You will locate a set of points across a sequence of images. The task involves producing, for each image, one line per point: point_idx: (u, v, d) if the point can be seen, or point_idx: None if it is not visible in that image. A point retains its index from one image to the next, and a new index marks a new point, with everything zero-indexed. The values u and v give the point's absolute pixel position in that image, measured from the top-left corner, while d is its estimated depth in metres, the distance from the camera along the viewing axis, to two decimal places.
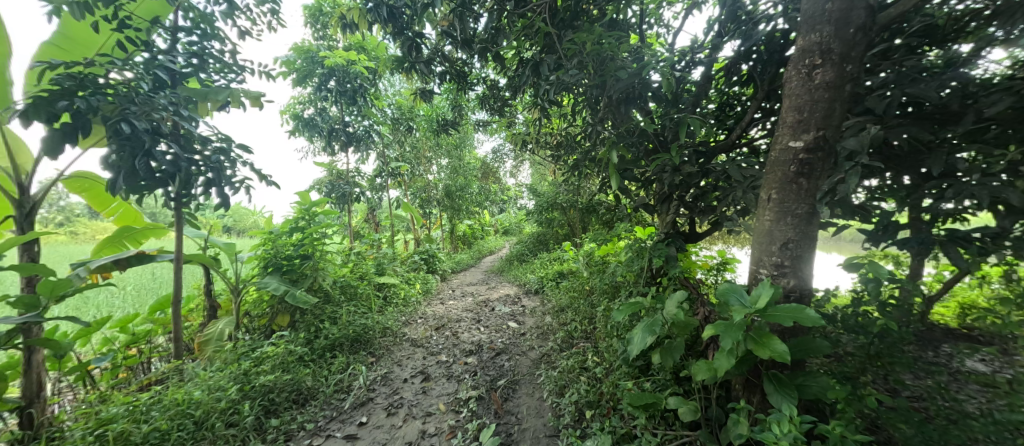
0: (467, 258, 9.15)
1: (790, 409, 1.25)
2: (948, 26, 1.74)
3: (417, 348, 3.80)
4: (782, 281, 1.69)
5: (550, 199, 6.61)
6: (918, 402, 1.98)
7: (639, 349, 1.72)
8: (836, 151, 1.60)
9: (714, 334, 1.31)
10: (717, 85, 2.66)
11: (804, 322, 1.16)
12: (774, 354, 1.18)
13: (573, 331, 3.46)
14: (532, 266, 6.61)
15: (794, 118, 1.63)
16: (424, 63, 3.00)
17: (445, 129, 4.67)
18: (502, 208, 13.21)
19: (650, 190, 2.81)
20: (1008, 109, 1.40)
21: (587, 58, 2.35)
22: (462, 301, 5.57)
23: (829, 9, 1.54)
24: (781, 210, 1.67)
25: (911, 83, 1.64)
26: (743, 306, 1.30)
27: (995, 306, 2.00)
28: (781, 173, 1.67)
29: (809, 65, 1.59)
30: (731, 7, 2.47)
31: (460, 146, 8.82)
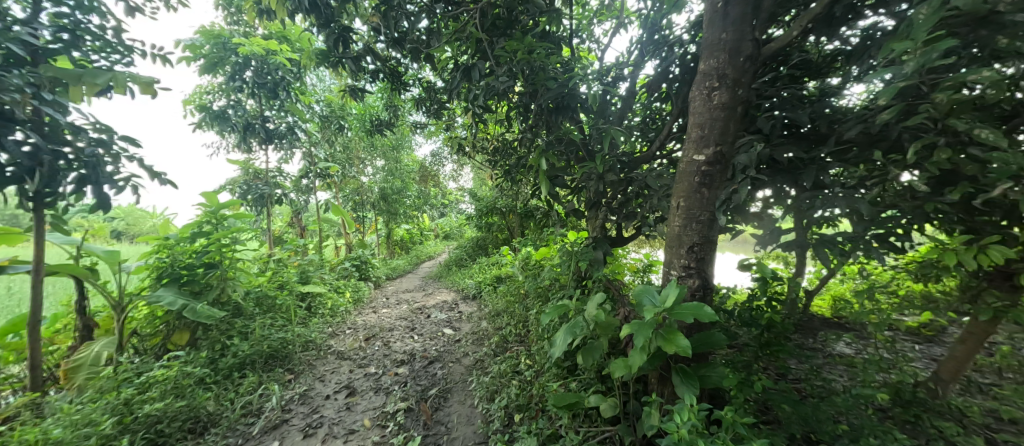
0: (403, 263, 8.83)
1: (692, 399, 1.37)
2: (818, 62, 2.06)
3: (343, 361, 3.57)
4: (690, 281, 1.85)
5: (489, 204, 6.63)
6: (798, 383, 2.28)
7: (562, 351, 1.78)
8: (731, 165, 1.80)
9: (629, 333, 1.39)
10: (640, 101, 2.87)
11: (702, 318, 1.26)
12: (678, 350, 1.27)
13: (507, 335, 3.48)
14: (470, 271, 6.56)
15: (697, 133, 1.81)
16: (356, 59, 2.85)
17: (378, 129, 4.46)
18: (443, 212, 13.00)
19: (579, 196, 2.94)
20: (858, 133, 1.67)
21: (518, 67, 2.39)
22: (396, 309, 5.35)
23: (724, 39, 1.74)
24: (688, 216, 1.84)
25: (792, 108, 1.90)
26: (654, 305, 1.39)
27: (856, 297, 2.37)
28: (687, 183, 1.84)
29: (709, 87, 1.78)
30: (651, 30, 2.69)
31: (397, 148, 8.54)
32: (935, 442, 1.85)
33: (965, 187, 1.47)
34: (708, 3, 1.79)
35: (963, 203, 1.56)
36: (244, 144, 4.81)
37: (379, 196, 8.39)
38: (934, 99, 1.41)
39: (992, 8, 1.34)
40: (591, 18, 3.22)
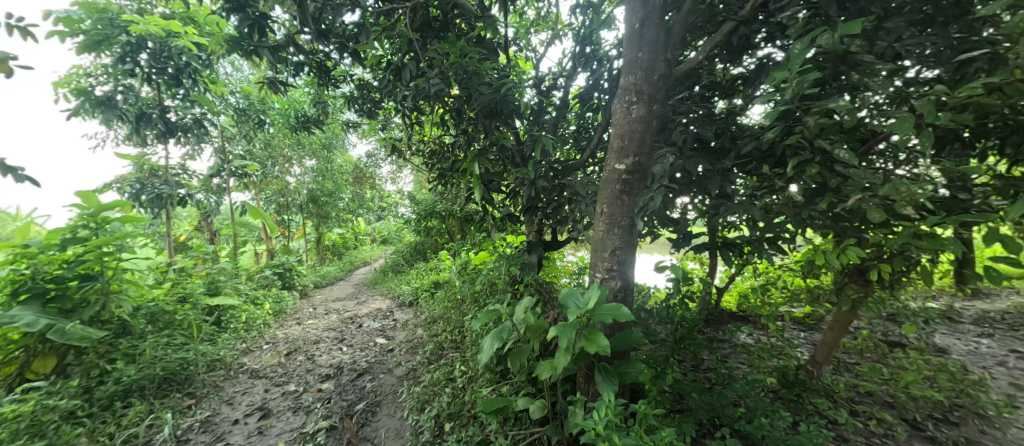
0: (333, 270, 8.25)
1: (611, 395, 1.43)
2: (724, 84, 2.30)
3: (258, 380, 3.24)
4: (612, 282, 1.96)
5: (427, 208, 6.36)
6: (707, 373, 2.52)
7: (488, 356, 1.78)
8: (648, 174, 1.95)
9: (554, 335, 1.44)
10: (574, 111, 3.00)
11: (620, 318, 1.33)
12: (599, 349, 1.33)
13: (443, 342, 3.40)
14: (407, 277, 6.32)
15: (618, 144, 1.93)
16: (275, 50, 2.61)
17: (304, 127, 4.13)
18: (379, 216, 12.41)
19: (514, 202, 2.97)
20: (752, 148, 1.90)
21: (450, 71, 2.35)
22: (324, 320, 4.98)
23: (642, 57, 1.88)
24: (611, 221, 1.94)
25: (701, 125, 2.10)
26: (578, 307, 1.45)
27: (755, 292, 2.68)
28: (610, 190, 1.95)
29: (628, 101, 1.91)
30: (583, 43, 2.81)
31: (328, 147, 8.01)
32: (813, 416, 2.21)
33: (831, 198, 1.74)
34: (628, 24, 1.93)
35: (830, 211, 1.84)
36: (137, 136, 4.17)
37: (307, 198, 7.89)
38: (807, 122, 1.65)
39: (848, 48, 1.60)
40: (529, 27, 3.30)
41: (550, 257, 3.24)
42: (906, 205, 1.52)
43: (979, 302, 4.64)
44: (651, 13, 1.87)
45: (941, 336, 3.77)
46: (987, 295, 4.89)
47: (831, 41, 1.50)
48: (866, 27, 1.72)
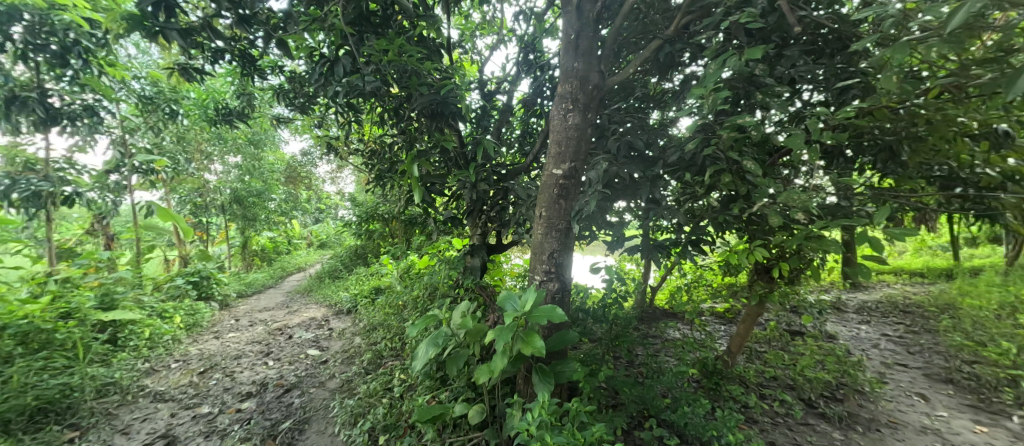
0: (261, 276, 7.57)
1: (546, 395, 1.46)
2: (654, 97, 2.46)
3: (163, 404, 2.87)
4: (550, 284, 2.00)
5: (367, 211, 5.90)
6: (639, 368, 2.67)
7: (424, 363, 1.73)
8: (584, 179, 2.03)
9: (491, 338, 1.44)
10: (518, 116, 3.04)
11: (554, 319, 1.35)
12: (534, 351, 1.34)
13: (382, 350, 3.25)
14: (346, 283, 5.97)
15: (556, 149, 1.98)
16: (186, 33, 2.32)
17: (225, 120, 3.74)
18: (315, 218, 11.61)
19: (457, 205, 2.94)
20: (676, 158, 2.05)
21: (386, 68, 2.25)
22: (248, 332, 4.54)
23: (576, 67, 1.96)
24: (549, 225, 1.99)
25: (633, 133, 2.23)
26: (515, 309, 1.46)
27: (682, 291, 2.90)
28: (548, 194, 1.99)
29: (564, 109, 1.98)
30: (526, 50, 2.85)
31: (255, 143, 7.33)
32: (728, 401, 2.48)
33: (741, 204, 1.93)
34: (564, 35, 2.00)
35: (741, 216, 2.04)
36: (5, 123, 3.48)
37: (231, 199, 7.27)
38: (722, 135, 1.82)
39: (753, 71, 1.80)
40: (474, 30, 3.28)
41: (494, 260, 3.24)
42: (799, 211, 1.74)
43: (860, 294, 5.46)
44: (586, 26, 1.95)
45: (832, 324, 4.36)
46: (867, 288, 5.74)
47: (739, 63, 1.67)
48: (770, 53, 1.95)
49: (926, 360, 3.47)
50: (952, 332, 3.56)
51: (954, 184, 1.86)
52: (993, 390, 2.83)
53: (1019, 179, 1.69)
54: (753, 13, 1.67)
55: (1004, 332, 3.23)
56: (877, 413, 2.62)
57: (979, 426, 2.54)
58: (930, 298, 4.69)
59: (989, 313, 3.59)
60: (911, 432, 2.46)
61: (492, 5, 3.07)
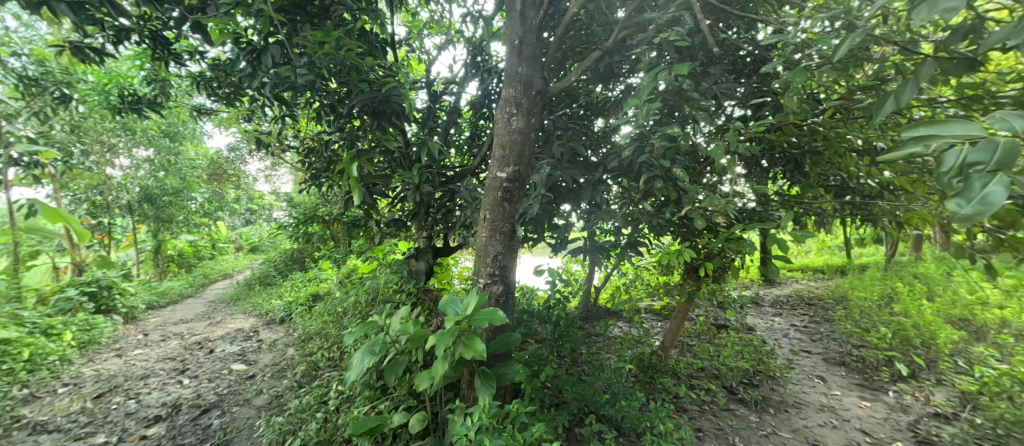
0: (178, 285, 6.78)
1: (488, 399, 1.45)
2: (597, 105, 2.56)
3: (44, 437, 2.45)
4: (494, 287, 2.00)
5: (306, 211, 5.23)
6: (582, 367, 2.76)
7: (359, 373, 1.65)
8: (528, 183, 2.05)
9: (432, 344, 1.40)
10: (467, 118, 3.01)
11: (495, 322, 1.35)
12: (476, 355, 1.33)
13: (317, 361, 3.05)
14: (279, 290, 5.53)
15: (500, 152, 1.99)
16: (78, 6, 2.00)
17: (132, 108, 3.29)
18: (245, 219, 10.65)
19: (401, 207, 2.84)
20: (614, 164, 2.15)
21: (320, 62, 2.10)
22: (159, 348, 4.03)
23: (520, 72, 1.99)
24: (493, 228, 1.99)
25: (575, 139, 2.31)
26: (457, 313, 1.44)
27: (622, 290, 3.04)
28: (492, 197, 1.99)
29: (508, 113, 2.00)
30: (474, 52, 2.83)
31: (171, 136, 6.55)
32: (661, 393, 2.65)
33: (673, 209, 2.07)
34: (508, 40, 2.02)
35: (673, 220, 2.19)
36: None
37: (140, 197, 6.49)
38: (656, 144, 1.94)
39: (682, 86, 1.94)
40: (421, 28, 3.20)
41: (441, 263, 3.17)
42: (720, 215, 1.90)
43: (775, 289, 6.11)
44: (528, 32, 1.99)
45: (752, 317, 4.82)
46: (780, 283, 6.44)
47: (669, 77, 1.80)
48: (697, 70, 2.11)
49: (824, 346, 3.96)
50: (844, 320, 4.10)
51: (844, 192, 2.15)
52: (874, 370, 3.29)
53: (893, 189, 1.98)
54: (681, 32, 1.81)
55: (882, 320, 3.78)
56: (786, 395, 2.95)
57: (863, 402, 2.95)
58: (829, 291, 5.37)
59: (871, 303, 4.19)
60: (812, 411, 2.80)
61: (440, 4, 3.01)
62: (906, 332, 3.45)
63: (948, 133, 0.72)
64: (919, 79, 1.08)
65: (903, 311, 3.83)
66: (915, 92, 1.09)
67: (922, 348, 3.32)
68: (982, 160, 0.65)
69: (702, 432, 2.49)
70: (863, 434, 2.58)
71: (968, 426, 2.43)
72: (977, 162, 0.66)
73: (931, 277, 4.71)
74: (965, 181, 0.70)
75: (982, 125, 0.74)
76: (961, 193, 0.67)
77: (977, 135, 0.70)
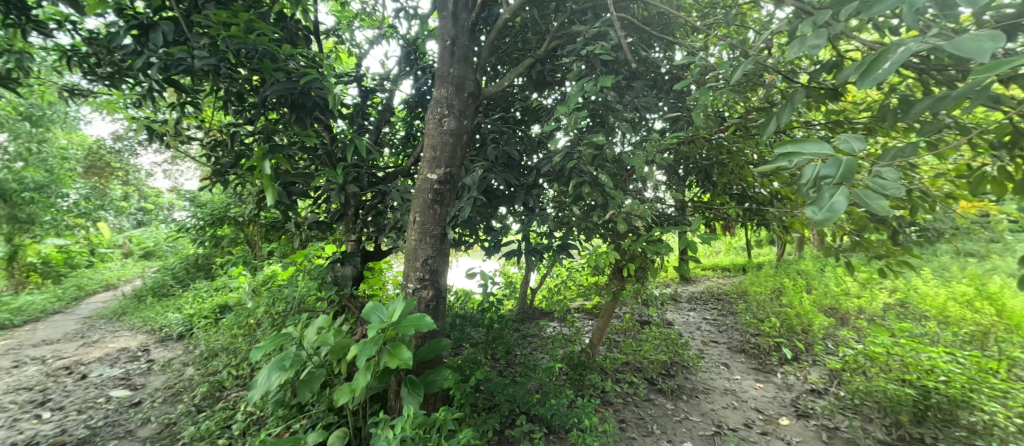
0: (39, 299, 5.62)
1: (414, 409, 1.40)
2: (532, 111, 2.61)
3: None
4: (423, 292, 1.94)
5: (216, 211, 4.65)
6: (515, 368, 2.78)
7: (266, 392, 1.49)
8: (459, 185, 2.03)
9: (353, 354, 1.32)
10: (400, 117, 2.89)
11: (422, 328, 1.31)
12: (401, 363, 1.27)
13: (222, 381, 2.71)
14: (178, 301, 4.83)
15: (430, 153, 1.95)
16: None
17: None
18: (136, 220, 9.16)
19: (325, 208, 2.64)
20: (546, 169, 2.21)
21: (226, 46, 1.87)
22: (9, 377, 3.30)
23: (452, 73, 1.97)
24: (423, 231, 1.94)
25: (509, 144, 2.33)
26: (381, 321, 1.37)
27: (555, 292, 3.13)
28: (422, 199, 1.94)
29: (440, 113, 1.96)
30: (408, 49, 2.71)
31: (34, 120, 5.44)
32: (589, 388, 2.77)
33: (600, 214, 2.17)
34: (440, 39, 1.99)
35: (599, 224, 2.30)
36: None
37: None
38: (584, 151, 2.03)
39: (608, 98, 2.05)
40: (351, 19, 3.01)
41: (371, 268, 3.05)
42: (639, 219, 2.05)
43: (690, 286, 6.73)
44: (461, 33, 1.98)
45: (671, 313, 5.26)
46: (694, 281, 7.12)
47: (594, 89, 1.90)
48: (623, 84, 2.25)
49: (729, 336, 4.45)
50: (745, 313, 4.64)
51: (744, 200, 2.44)
52: (767, 355, 3.77)
53: (780, 198, 2.29)
54: (605, 47, 1.92)
55: (773, 311, 4.35)
56: (696, 382, 3.26)
57: (758, 384, 3.37)
58: (733, 287, 6.04)
59: (766, 297, 4.80)
60: (717, 394, 3.13)
61: None
62: (790, 320, 4.01)
63: (808, 151, 0.84)
64: (793, 104, 1.28)
65: (789, 303, 4.44)
66: (790, 115, 1.29)
67: (802, 334, 3.88)
68: (830, 174, 0.78)
69: (625, 422, 2.66)
70: (757, 412, 2.95)
71: (834, 398, 2.89)
72: (827, 175, 0.78)
73: (810, 272, 5.53)
74: (818, 192, 0.82)
75: (833, 145, 0.87)
76: (815, 202, 0.78)
77: (827, 153, 0.83)
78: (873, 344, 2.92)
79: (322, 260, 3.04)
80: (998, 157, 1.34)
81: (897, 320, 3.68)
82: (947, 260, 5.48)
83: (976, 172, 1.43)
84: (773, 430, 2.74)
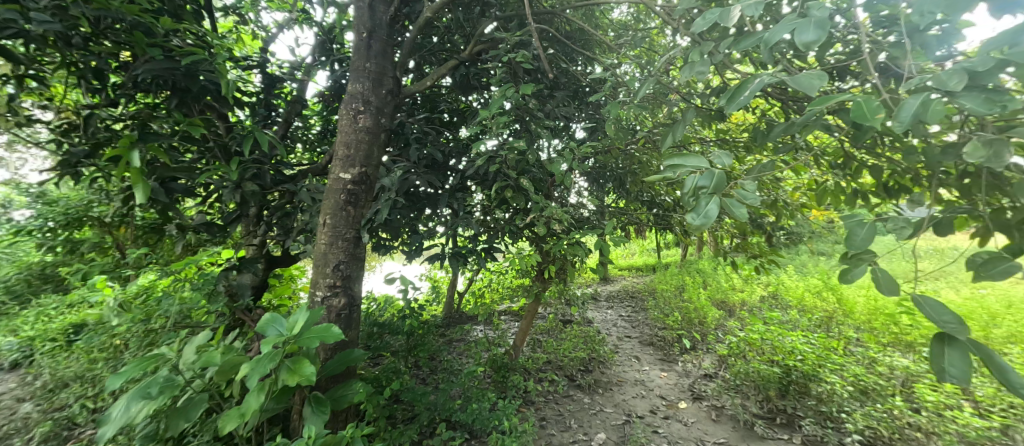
0: None
1: (318, 429, 1.28)
2: (459, 112, 2.58)
3: None
4: (334, 300, 1.80)
5: (72, 211, 3.65)
6: (437, 375, 2.71)
7: (125, 427, 1.25)
8: (376, 186, 1.93)
9: (244, 374, 1.17)
10: (312, 110, 2.65)
11: (328, 340, 1.21)
12: (302, 380, 1.15)
13: (73, 416, 2.24)
14: (15, 321, 3.89)
15: (343, 152, 1.82)
16: None
17: None
18: None
19: (218, 208, 2.32)
20: (469, 172, 2.19)
21: (78, 11, 1.54)
22: None
23: (369, 68, 1.86)
24: (334, 235, 1.80)
25: (432, 145, 2.28)
26: (279, 334, 1.23)
27: (481, 295, 3.12)
28: (333, 200, 1.80)
29: (354, 110, 1.84)
30: (323, 38, 2.49)
31: None
32: (513, 390, 2.81)
33: (521, 218, 2.22)
34: (355, 31, 1.88)
35: (522, 228, 2.35)
36: None
37: None
38: (506, 156, 2.05)
39: (531, 106, 2.11)
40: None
41: (280, 276, 2.83)
42: (558, 223, 2.13)
43: (608, 285, 7.21)
44: (378, 27, 1.89)
45: (591, 311, 5.58)
46: (612, 280, 7.65)
47: (515, 96, 1.94)
48: (545, 93, 2.33)
49: (640, 330, 4.86)
50: (654, 309, 5.10)
51: (652, 206, 2.68)
52: (670, 346, 4.19)
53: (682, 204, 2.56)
54: (526, 56, 1.98)
55: (676, 306, 4.86)
56: (611, 375, 3.50)
57: (663, 373, 3.71)
58: (645, 286, 6.61)
59: (671, 294, 5.33)
60: (629, 385, 3.39)
61: None
62: (690, 314, 4.51)
63: (689, 163, 0.95)
64: (686, 121, 1.46)
65: (689, 298, 4.99)
66: (684, 131, 1.46)
67: (699, 325, 4.38)
68: (705, 185, 0.89)
69: (545, 420, 2.76)
70: (661, 398, 3.25)
71: (721, 381, 3.29)
72: (703, 186, 0.89)
73: (706, 271, 6.28)
74: (697, 201, 0.93)
75: (710, 159, 1.00)
76: (694, 210, 0.89)
77: (703, 166, 0.95)
78: (751, 331, 3.42)
79: (214, 267, 2.67)
80: (836, 175, 1.65)
81: (770, 311, 4.34)
82: (806, 259, 6.62)
83: (822, 186, 1.74)
84: (673, 413, 3.05)
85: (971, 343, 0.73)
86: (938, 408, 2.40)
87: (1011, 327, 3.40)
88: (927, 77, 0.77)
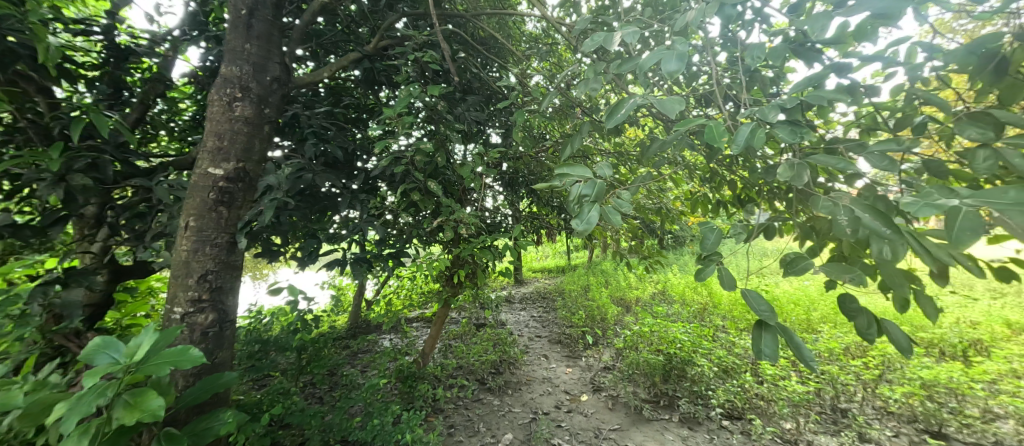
0: None
1: None
2: (364, 107, 2.42)
3: None
4: (198, 317, 1.53)
5: None
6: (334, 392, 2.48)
7: None
8: (257, 185, 1.71)
9: (59, 416, 0.93)
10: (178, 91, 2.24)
11: (183, 365, 1.02)
12: (145, 415, 0.95)
13: None
14: None
15: (213, 144, 1.57)
16: None
17: None
18: None
19: (33, 207, 1.83)
20: (372, 173, 2.07)
21: None
22: None
23: (248, 50, 1.65)
24: (199, 240, 1.54)
25: (329, 142, 2.09)
26: (114, 363, 1.01)
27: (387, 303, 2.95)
28: (200, 199, 1.55)
29: (229, 96, 1.61)
30: (195, 9, 2.13)
31: None
32: (419, 400, 2.69)
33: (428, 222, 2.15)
34: (232, 7, 1.65)
35: (429, 231, 2.28)
36: None
37: None
38: (411, 156, 1.98)
39: (440, 107, 2.07)
40: None
41: (131, 290, 2.34)
42: (467, 227, 2.12)
43: (522, 287, 7.45)
44: (262, 6, 1.69)
45: (505, 313, 5.68)
46: (525, 282, 7.91)
47: (422, 95, 1.88)
48: (455, 95, 2.30)
49: (549, 329, 5.09)
50: (562, 308, 5.40)
51: (560, 211, 2.82)
52: (575, 342, 4.47)
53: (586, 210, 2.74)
54: (434, 56, 1.95)
55: (582, 304, 5.22)
56: (520, 375, 3.59)
57: (568, 369, 3.93)
58: (555, 286, 6.97)
59: (577, 293, 5.71)
60: (537, 384, 3.51)
61: None
62: (592, 312, 4.88)
63: (575, 173, 1.03)
64: (583, 133, 1.57)
65: (593, 298, 5.40)
66: (582, 142, 1.57)
67: (600, 321, 4.76)
68: (587, 193, 0.97)
69: (453, 427, 2.74)
70: (565, 393, 3.42)
71: (617, 372, 3.58)
72: (585, 194, 0.97)
73: (607, 271, 6.86)
74: (581, 208, 1.01)
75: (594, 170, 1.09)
76: (579, 216, 0.95)
77: (588, 176, 1.03)
78: (642, 324, 3.85)
79: (28, 281, 2.10)
80: (706, 186, 1.92)
81: (658, 306, 4.90)
82: (688, 259, 7.63)
83: (696, 196, 2.01)
84: (576, 406, 3.24)
85: (781, 328, 0.90)
86: (775, 378, 2.98)
87: (823, 310, 4.33)
88: (755, 109, 0.95)
